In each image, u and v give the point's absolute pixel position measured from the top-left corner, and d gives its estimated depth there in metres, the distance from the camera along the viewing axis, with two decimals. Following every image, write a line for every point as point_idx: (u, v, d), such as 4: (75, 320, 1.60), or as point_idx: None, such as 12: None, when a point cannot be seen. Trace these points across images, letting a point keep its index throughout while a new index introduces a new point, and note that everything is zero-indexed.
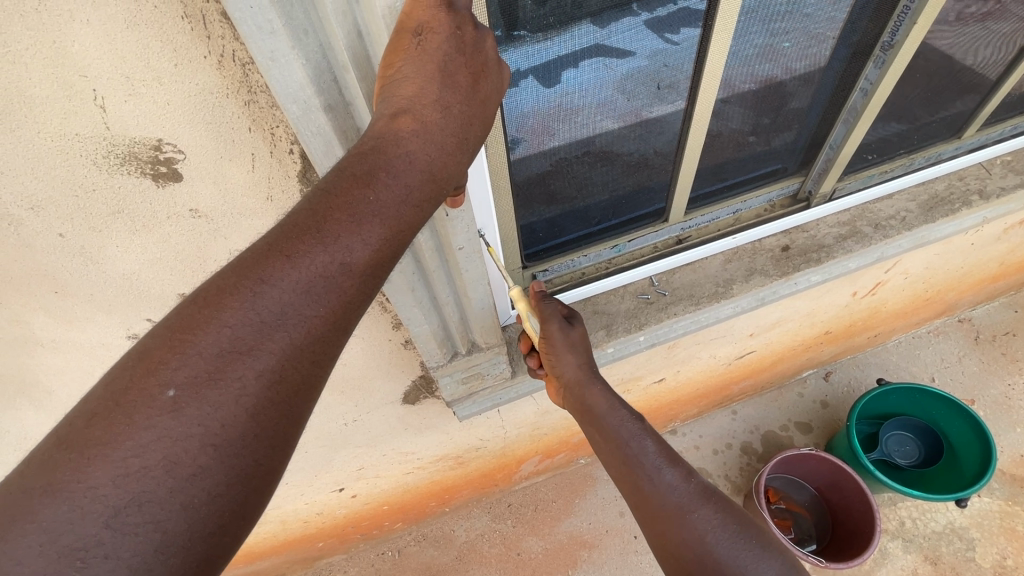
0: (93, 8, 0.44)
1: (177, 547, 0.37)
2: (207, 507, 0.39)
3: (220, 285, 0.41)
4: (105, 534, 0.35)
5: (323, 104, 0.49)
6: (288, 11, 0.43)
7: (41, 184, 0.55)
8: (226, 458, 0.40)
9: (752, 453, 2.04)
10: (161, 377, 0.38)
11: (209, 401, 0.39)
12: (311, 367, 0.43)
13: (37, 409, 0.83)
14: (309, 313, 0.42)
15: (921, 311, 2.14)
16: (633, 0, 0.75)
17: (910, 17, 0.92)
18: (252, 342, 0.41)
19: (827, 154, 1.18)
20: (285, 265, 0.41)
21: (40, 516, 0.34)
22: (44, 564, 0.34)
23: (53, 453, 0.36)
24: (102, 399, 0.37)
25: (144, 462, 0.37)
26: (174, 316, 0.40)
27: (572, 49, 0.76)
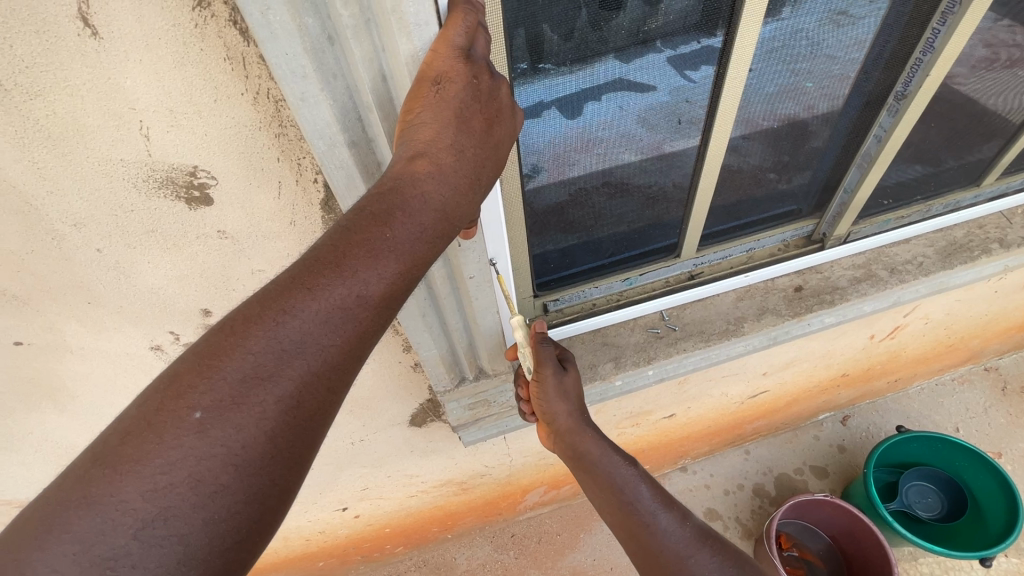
0: (146, 49, 0.48)
1: (198, 559, 0.38)
2: (227, 522, 0.39)
3: (246, 313, 0.42)
4: (134, 546, 0.36)
5: (347, 141, 0.53)
6: (320, 58, 0.47)
7: (85, 204, 0.59)
8: (246, 477, 0.40)
9: (764, 496, 1.99)
10: (189, 399, 0.39)
11: (232, 424, 0.40)
12: (327, 394, 0.43)
13: (60, 413, 0.86)
14: (328, 342, 0.43)
15: (944, 358, 2.08)
16: (657, 37, 0.77)
17: (923, 69, 0.94)
18: (274, 368, 0.41)
19: (841, 198, 1.18)
20: (307, 297, 0.41)
21: (76, 526, 0.36)
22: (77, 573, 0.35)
23: (87, 467, 0.37)
24: (134, 418, 0.38)
25: (171, 478, 0.38)
26: (203, 341, 0.41)
27: (594, 84, 0.79)
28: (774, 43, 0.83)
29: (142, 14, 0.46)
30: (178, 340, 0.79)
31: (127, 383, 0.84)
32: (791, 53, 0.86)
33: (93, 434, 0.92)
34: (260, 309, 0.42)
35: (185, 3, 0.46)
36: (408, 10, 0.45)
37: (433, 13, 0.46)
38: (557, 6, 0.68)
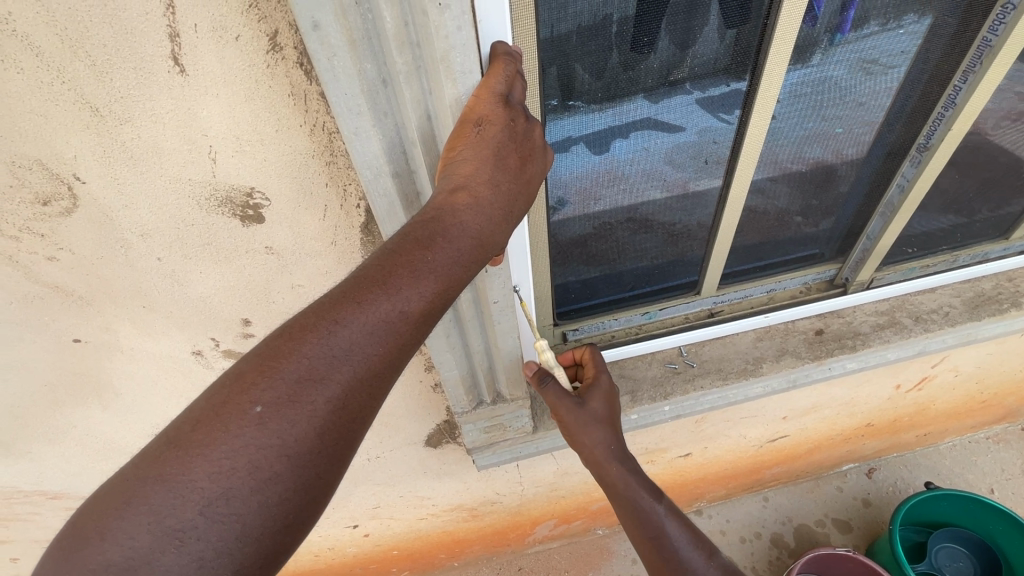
0: (223, 85, 0.55)
1: (253, 537, 0.41)
2: (279, 508, 0.42)
3: (303, 321, 0.44)
4: (200, 520, 0.39)
5: (392, 171, 0.58)
6: (374, 98, 0.52)
7: (153, 217, 0.65)
8: (295, 470, 0.42)
9: (783, 546, 1.91)
10: (251, 394, 0.42)
11: (287, 419, 0.42)
12: (369, 399, 0.46)
13: (103, 409, 0.92)
14: (373, 350, 0.45)
15: (976, 414, 2.01)
16: (685, 79, 0.81)
17: (945, 123, 0.96)
18: (327, 370, 0.43)
19: (864, 244, 1.19)
20: (356, 309, 0.44)
21: (152, 500, 0.39)
22: (151, 540, 0.38)
23: (160, 449, 0.40)
24: (203, 409, 0.41)
25: (233, 463, 0.41)
26: (266, 343, 0.44)
27: (622, 122, 0.84)
28: (800, 89, 0.87)
29: (224, 55, 0.53)
30: (218, 346, 0.84)
31: (167, 384, 0.90)
32: (814, 102, 0.90)
33: (129, 432, 0.97)
34: (314, 317, 0.45)
35: (261, 47, 0.53)
36: (456, 60, 0.50)
37: (477, 63, 0.51)
38: (589, 49, 0.73)
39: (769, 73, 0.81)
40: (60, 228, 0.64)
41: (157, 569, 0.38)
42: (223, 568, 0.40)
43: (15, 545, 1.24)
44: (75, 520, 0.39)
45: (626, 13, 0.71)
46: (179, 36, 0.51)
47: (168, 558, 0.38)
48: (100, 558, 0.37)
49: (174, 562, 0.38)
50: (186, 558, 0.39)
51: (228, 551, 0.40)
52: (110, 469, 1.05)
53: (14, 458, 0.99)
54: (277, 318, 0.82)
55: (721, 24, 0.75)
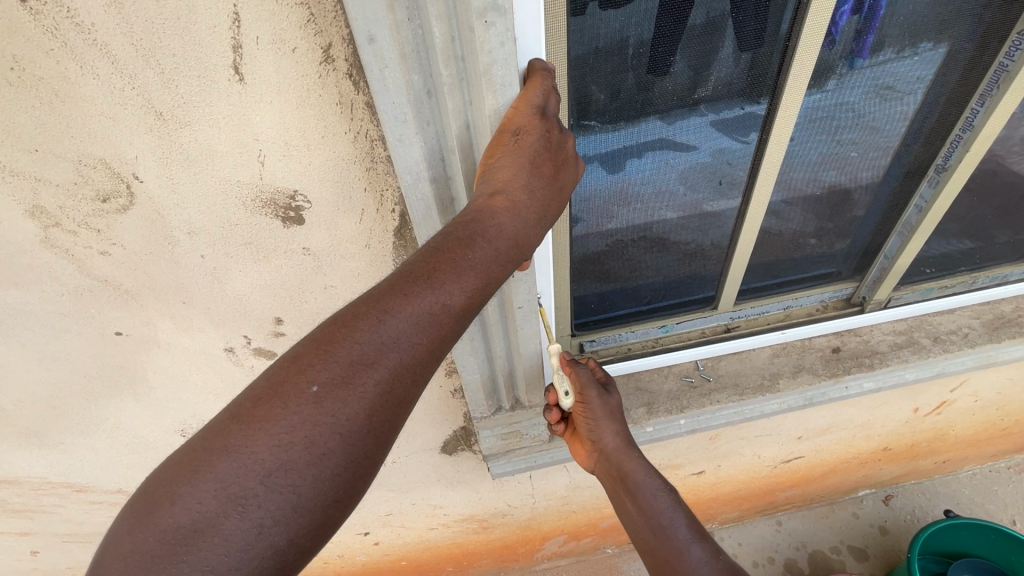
0: (277, 93, 0.59)
1: (306, 509, 0.45)
2: (330, 483, 0.45)
3: (355, 310, 0.48)
4: (260, 489, 0.43)
5: (430, 177, 0.61)
6: (419, 107, 0.56)
7: (201, 215, 0.69)
8: (346, 448, 0.46)
9: (796, 572, 1.88)
10: (307, 375, 0.45)
11: (340, 399, 0.45)
12: (413, 384, 0.49)
13: (135, 402, 0.94)
14: (418, 339, 0.48)
15: (997, 442, 1.98)
16: (701, 102, 0.84)
17: (963, 145, 0.98)
18: (376, 356, 0.46)
19: (882, 263, 1.20)
20: (402, 301, 0.47)
21: (218, 468, 0.43)
22: (216, 505, 0.42)
23: (226, 422, 0.44)
24: (264, 387, 0.45)
25: (292, 438, 0.44)
26: (321, 329, 0.47)
27: (637, 142, 0.87)
28: (817, 111, 0.89)
29: (281, 65, 0.57)
30: (249, 344, 0.87)
31: (198, 380, 0.93)
32: (832, 124, 0.92)
33: (157, 427, 1.00)
34: (365, 307, 0.48)
35: (314, 59, 0.57)
36: (497, 73, 0.53)
37: (516, 76, 0.54)
38: (611, 71, 0.77)
39: (789, 93, 0.84)
40: (115, 224, 0.68)
41: (221, 531, 0.42)
42: (280, 535, 0.44)
43: (37, 538, 1.26)
44: (151, 483, 0.44)
45: (644, 36, 0.74)
46: (242, 47, 0.55)
47: (231, 521, 0.42)
48: (172, 517, 0.42)
49: (236, 525, 0.42)
50: (247, 521, 0.43)
51: (285, 520, 0.44)
52: (135, 464, 1.08)
53: (45, 449, 1.02)
54: (308, 318, 0.85)
55: (738, 48, 0.78)
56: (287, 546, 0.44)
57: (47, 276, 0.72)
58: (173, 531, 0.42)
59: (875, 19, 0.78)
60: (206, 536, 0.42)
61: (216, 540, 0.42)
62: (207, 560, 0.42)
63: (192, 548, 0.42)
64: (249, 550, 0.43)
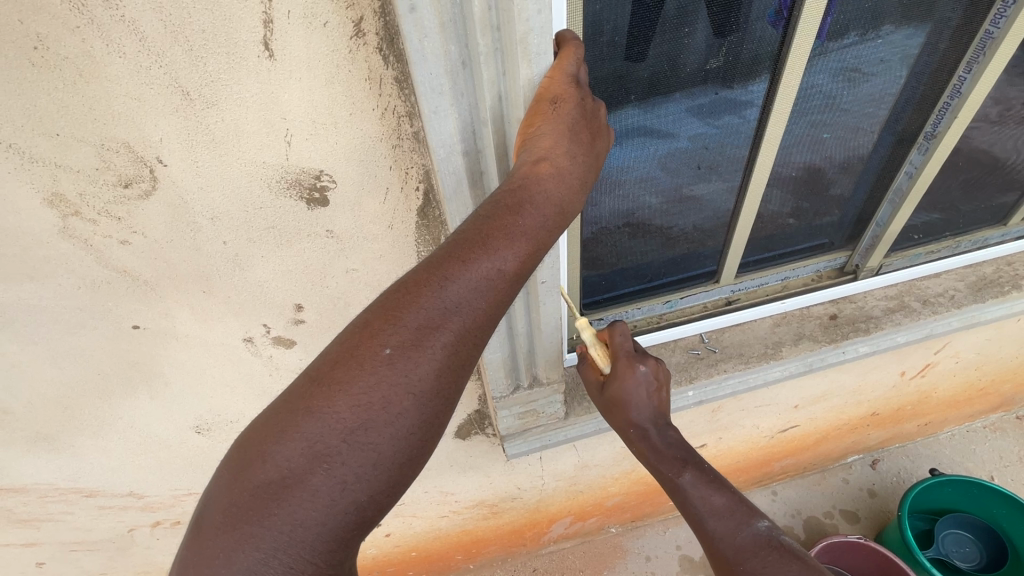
0: (307, 69, 0.58)
1: (385, 467, 0.47)
2: (405, 442, 0.48)
3: (418, 275, 0.49)
4: (343, 447, 0.45)
5: (462, 150, 0.62)
6: (455, 79, 0.56)
7: (225, 199, 0.68)
8: (419, 409, 0.48)
9: (794, 538, 1.95)
10: (379, 339, 0.47)
11: (412, 361, 0.47)
12: (476, 347, 0.50)
13: (151, 399, 0.92)
14: (479, 303, 0.49)
15: (974, 402, 2.08)
16: (676, 90, 0.86)
17: (952, 112, 1.02)
18: (443, 319, 0.48)
19: (874, 231, 1.24)
20: (463, 265, 0.48)
21: (302, 428, 0.45)
22: (303, 463, 0.44)
23: (306, 385, 0.46)
24: (339, 350, 0.47)
25: (369, 399, 0.46)
26: (388, 294, 0.49)
27: (622, 128, 0.88)
28: (815, 85, 0.93)
29: (311, 40, 0.56)
30: (269, 333, 0.87)
31: (216, 373, 0.91)
32: (829, 97, 0.96)
33: (172, 425, 0.99)
34: (427, 272, 0.49)
35: (345, 33, 0.57)
36: (533, 42, 0.54)
37: (550, 45, 0.55)
38: (609, 50, 0.77)
39: (792, 63, 0.86)
40: (137, 211, 0.66)
41: (308, 487, 0.44)
42: (361, 492, 0.46)
43: (42, 549, 1.23)
44: (239, 443, 0.47)
45: (618, 25, 0.76)
46: (273, 22, 0.54)
47: (318, 477, 0.45)
48: (262, 474, 0.44)
49: (321, 482, 0.45)
50: (333, 477, 0.45)
51: (366, 476, 0.46)
52: (148, 465, 1.06)
53: (54, 454, 0.99)
54: (330, 303, 0.84)
55: (710, 32, 0.80)
56: (368, 502, 0.47)
57: (64, 268, 0.70)
58: (264, 486, 0.44)
59: (831, 7, 0.81)
60: (294, 491, 0.44)
61: (306, 494, 0.44)
62: (297, 514, 0.44)
63: (283, 502, 0.44)
64: (334, 505, 0.45)
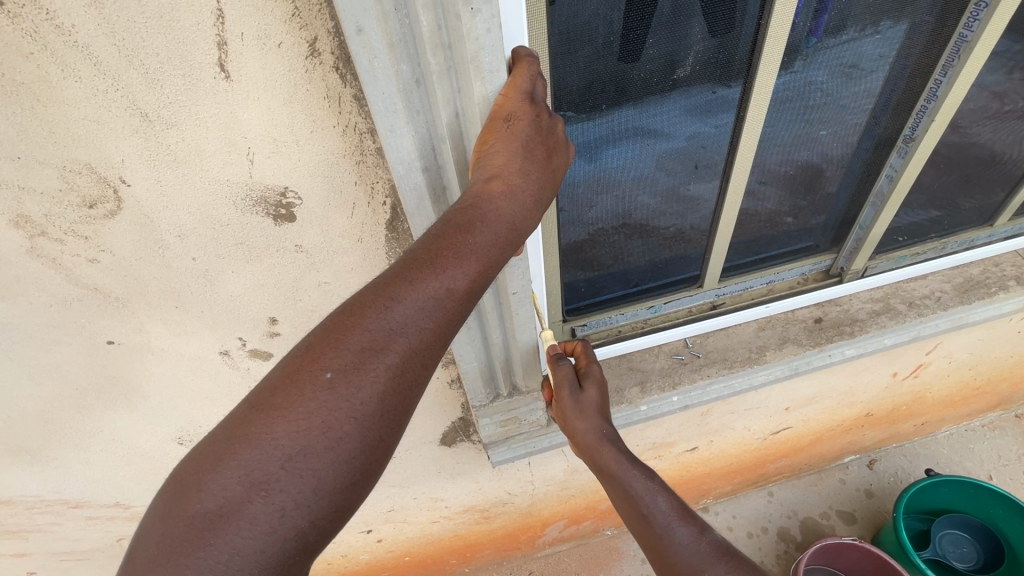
0: (264, 89, 0.58)
1: (325, 492, 0.50)
2: (347, 466, 0.51)
3: (363, 299, 0.52)
4: (282, 473, 0.48)
5: (422, 166, 0.63)
6: (409, 97, 0.57)
7: (191, 217, 0.68)
8: (361, 431, 0.51)
9: (790, 539, 1.94)
10: (321, 363, 0.50)
11: (355, 384, 0.50)
12: (422, 368, 0.54)
13: (131, 412, 0.93)
14: (425, 323, 0.53)
15: (971, 401, 2.07)
16: (671, 90, 0.86)
17: (929, 115, 1.02)
18: (385, 342, 0.51)
19: (857, 234, 1.24)
20: (408, 288, 0.52)
21: (240, 455, 0.48)
22: (240, 490, 0.48)
23: (247, 412, 0.49)
24: (280, 377, 0.50)
25: (308, 424, 0.49)
26: (331, 319, 0.52)
27: (612, 131, 0.88)
28: (789, 90, 0.92)
29: (267, 61, 0.56)
30: (245, 346, 0.87)
31: (194, 385, 0.92)
32: (804, 102, 0.95)
33: (154, 436, 0.99)
34: (372, 296, 0.52)
35: (301, 53, 0.57)
36: (485, 59, 0.55)
37: (504, 62, 0.56)
38: (589, 56, 0.77)
39: (763, 71, 0.86)
40: (104, 230, 0.67)
41: (246, 515, 0.47)
42: (302, 517, 0.49)
43: (33, 559, 1.24)
44: (177, 472, 0.49)
45: (614, 29, 0.75)
46: (227, 44, 0.55)
47: (257, 503, 0.48)
48: (200, 504, 0.47)
49: (260, 508, 0.48)
50: (271, 504, 0.48)
51: (306, 502, 0.49)
52: (133, 476, 1.07)
53: (39, 467, 1.00)
54: (303, 316, 0.85)
55: (707, 34, 0.80)
56: (309, 528, 0.49)
57: (35, 287, 0.71)
58: (201, 516, 0.47)
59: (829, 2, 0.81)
60: (231, 520, 0.47)
61: (243, 522, 0.47)
62: (234, 542, 0.47)
63: (220, 531, 0.47)
64: (273, 532, 0.48)
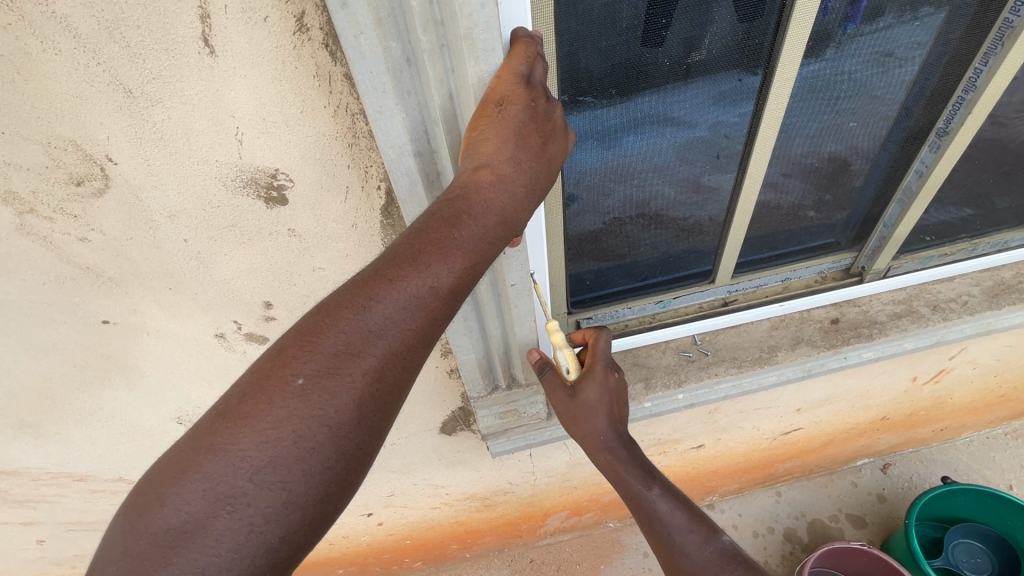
0: (250, 66, 0.56)
1: (297, 505, 0.48)
2: (320, 477, 0.49)
3: (339, 299, 0.51)
4: (249, 486, 0.47)
5: (414, 151, 0.60)
6: (399, 76, 0.54)
7: (180, 198, 0.66)
8: (336, 440, 0.50)
9: (797, 541, 1.90)
10: (292, 368, 0.49)
11: (328, 390, 0.49)
12: (403, 371, 0.52)
13: (129, 390, 0.93)
14: (405, 324, 0.51)
15: (995, 409, 1.99)
16: (694, 75, 0.81)
17: (966, 107, 0.95)
18: (361, 346, 0.50)
19: (881, 232, 1.18)
20: (387, 287, 0.50)
21: (206, 468, 0.47)
22: (205, 505, 0.46)
23: (214, 421, 0.48)
24: (249, 384, 0.49)
25: (279, 433, 0.48)
26: (305, 322, 0.51)
27: (630, 118, 0.84)
28: (815, 79, 0.86)
29: (252, 36, 0.54)
30: (240, 329, 0.86)
31: (190, 366, 0.91)
32: (831, 91, 0.89)
33: (153, 415, 1.00)
34: (349, 296, 0.51)
35: (288, 28, 0.54)
36: (479, 38, 0.52)
37: (500, 42, 0.53)
38: (604, 39, 0.73)
39: (786, 57, 0.80)
40: (93, 209, 0.66)
41: (211, 531, 0.46)
42: (271, 533, 0.47)
43: (41, 527, 1.27)
44: (143, 485, 0.48)
45: (637, 7, 0.71)
46: (210, 17, 0.52)
47: (222, 518, 0.46)
48: (163, 519, 0.46)
49: (225, 525, 0.46)
50: (237, 519, 0.46)
51: (276, 516, 0.47)
52: (134, 452, 1.08)
53: (42, 440, 1.01)
54: (298, 302, 0.83)
55: (735, 17, 0.75)
56: (280, 544, 0.48)
57: (27, 264, 0.71)
58: (163, 532, 0.46)
59: None
60: (196, 537, 0.46)
61: (207, 538, 0.46)
62: (198, 561, 0.45)
63: (183, 549, 0.45)
64: (240, 549, 0.46)
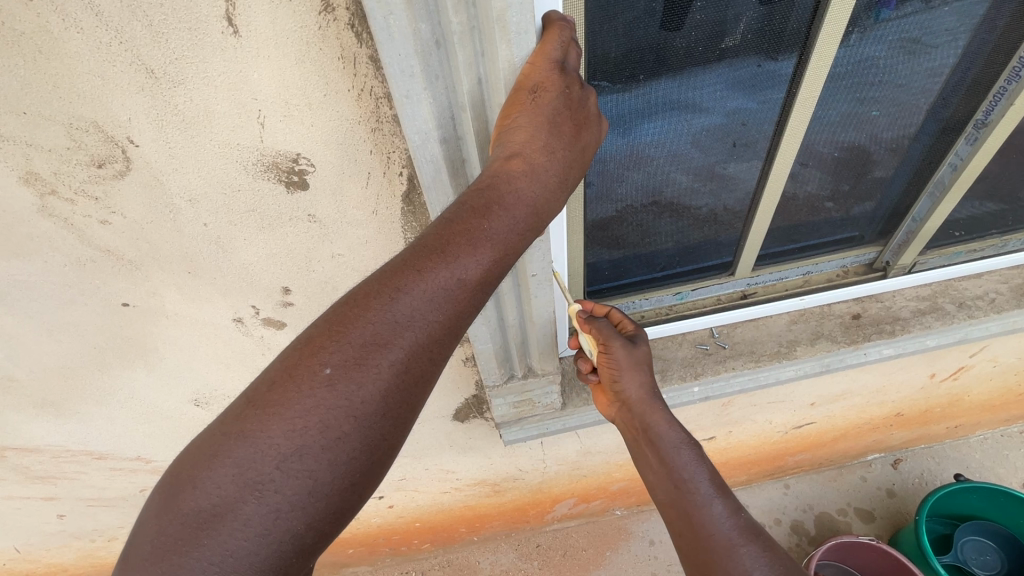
0: (274, 47, 0.54)
1: (323, 494, 0.48)
2: (345, 467, 0.49)
3: (367, 289, 0.50)
4: (276, 474, 0.47)
5: (440, 137, 0.58)
6: (427, 60, 0.52)
7: (201, 181, 0.65)
8: (361, 431, 0.49)
9: (804, 533, 1.89)
10: (320, 358, 0.49)
11: (354, 380, 0.49)
12: (429, 364, 0.52)
13: (148, 372, 0.94)
14: (433, 316, 0.50)
15: (1012, 407, 1.95)
16: (720, 60, 0.78)
17: (1007, 98, 0.92)
18: (388, 337, 0.49)
19: (909, 226, 1.14)
20: (416, 277, 0.49)
21: (235, 453, 0.46)
22: (234, 490, 0.46)
23: (243, 408, 0.48)
24: (278, 372, 0.48)
25: (305, 423, 0.48)
26: (333, 312, 0.50)
27: (651, 104, 0.81)
28: (847, 67, 0.83)
29: (277, 16, 0.52)
30: (258, 314, 0.86)
31: (207, 350, 0.92)
32: (864, 79, 0.86)
33: (171, 396, 1.00)
34: (377, 286, 0.50)
35: (313, 8, 0.52)
36: (512, 20, 0.50)
37: (533, 24, 0.51)
38: (633, 22, 0.71)
39: (822, 41, 0.77)
40: (113, 191, 0.65)
41: (239, 516, 0.46)
42: (297, 520, 0.47)
43: (62, 503, 1.30)
44: (174, 469, 0.48)
45: None
46: None
47: (250, 503, 0.46)
48: (193, 502, 0.46)
49: (253, 510, 0.46)
50: (264, 505, 0.46)
51: (301, 504, 0.47)
52: (150, 432, 1.09)
53: (63, 418, 1.02)
54: (316, 287, 0.82)
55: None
56: (306, 531, 0.48)
57: (48, 246, 0.71)
58: (194, 515, 0.46)
59: None
60: (224, 521, 0.46)
61: (235, 523, 0.46)
62: (227, 545, 0.45)
63: (212, 532, 0.45)
64: (267, 535, 0.46)
